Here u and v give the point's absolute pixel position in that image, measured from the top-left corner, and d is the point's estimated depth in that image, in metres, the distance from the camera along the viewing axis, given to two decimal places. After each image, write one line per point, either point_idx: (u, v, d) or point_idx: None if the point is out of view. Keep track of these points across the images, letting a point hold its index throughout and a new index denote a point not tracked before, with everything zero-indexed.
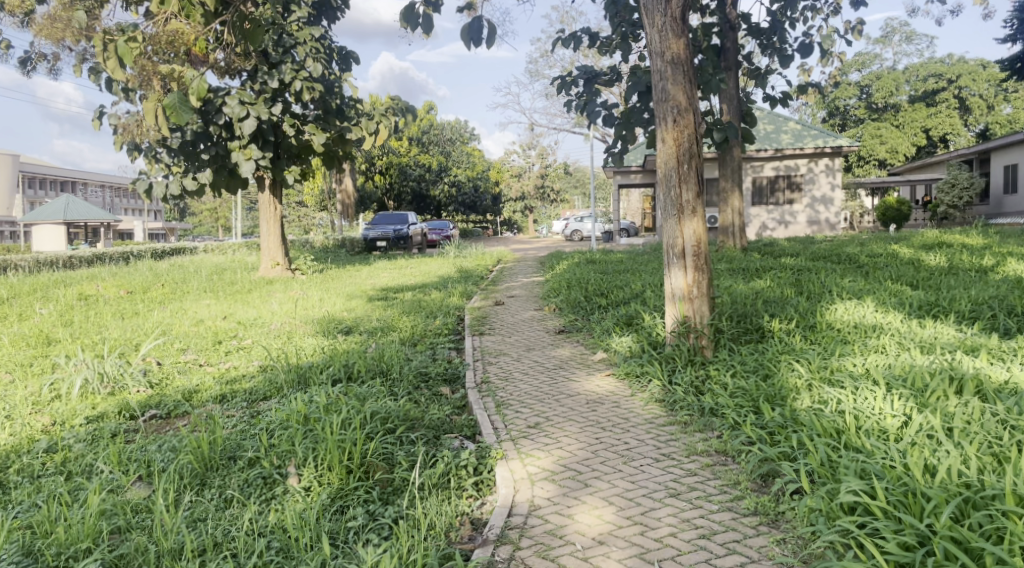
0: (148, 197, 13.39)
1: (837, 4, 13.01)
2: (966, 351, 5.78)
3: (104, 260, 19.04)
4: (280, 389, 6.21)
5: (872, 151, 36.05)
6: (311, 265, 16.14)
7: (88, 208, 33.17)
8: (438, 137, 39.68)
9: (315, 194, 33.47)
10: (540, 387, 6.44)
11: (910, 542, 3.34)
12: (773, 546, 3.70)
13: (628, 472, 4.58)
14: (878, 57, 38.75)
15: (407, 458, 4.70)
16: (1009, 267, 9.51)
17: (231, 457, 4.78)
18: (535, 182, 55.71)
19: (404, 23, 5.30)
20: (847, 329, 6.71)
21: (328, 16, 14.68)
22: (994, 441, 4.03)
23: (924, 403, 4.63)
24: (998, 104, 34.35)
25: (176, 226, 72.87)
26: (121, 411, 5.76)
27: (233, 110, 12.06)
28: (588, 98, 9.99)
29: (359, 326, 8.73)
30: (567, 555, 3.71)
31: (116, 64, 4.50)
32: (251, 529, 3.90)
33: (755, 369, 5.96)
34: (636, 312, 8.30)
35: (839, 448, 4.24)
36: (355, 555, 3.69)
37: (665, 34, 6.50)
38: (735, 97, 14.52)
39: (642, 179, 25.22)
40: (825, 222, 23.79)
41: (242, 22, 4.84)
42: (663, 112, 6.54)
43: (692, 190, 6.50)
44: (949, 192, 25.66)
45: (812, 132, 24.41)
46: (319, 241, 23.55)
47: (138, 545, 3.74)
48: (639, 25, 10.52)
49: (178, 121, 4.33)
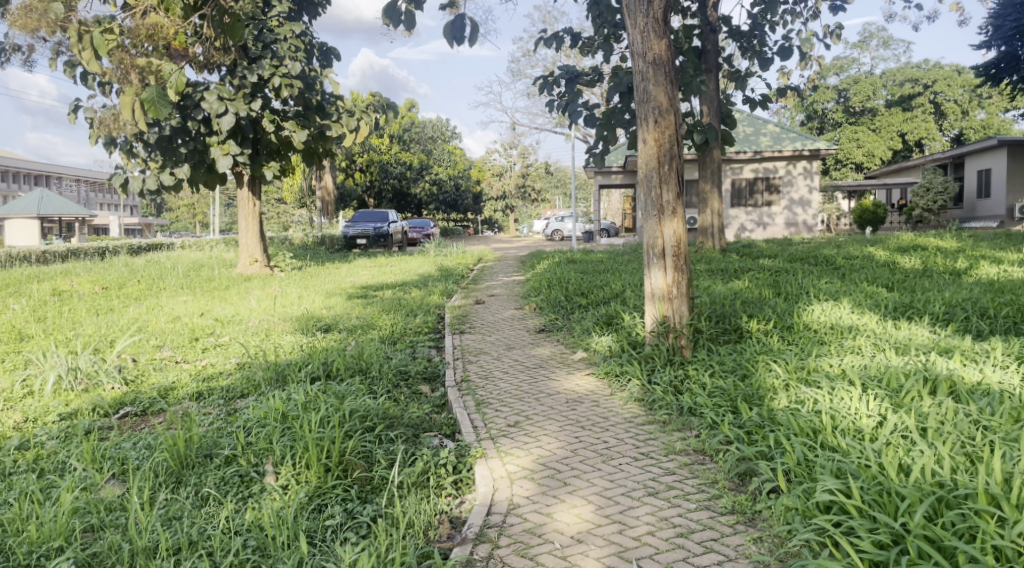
0: (123, 191, 13.17)
1: (816, 9, 13.12)
2: (940, 352, 5.87)
3: (79, 255, 18.74)
4: (258, 387, 6.15)
5: (849, 154, 36.56)
6: (290, 261, 15.99)
7: (62, 203, 32.65)
8: (419, 135, 39.64)
9: (295, 191, 33.27)
10: (520, 386, 6.44)
11: (884, 541, 3.38)
12: (750, 545, 3.73)
13: (606, 471, 4.59)
14: (856, 61, 39.26)
15: (386, 456, 4.67)
16: (983, 270, 9.70)
17: (207, 455, 4.72)
18: (516, 182, 55.16)
19: (387, 20, 5.18)
20: (824, 330, 6.79)
21: (309, 12, 14.58)
22: (966, 442, 4.08)
23: (899, 404, 4.70)
24: (972, 110, 35.15)
25: (152, 224, 72.11)
26: (95, 407, 5.66)
27: (211, 106, 11.92)
28: (570, 98, 9.98)
29: (338, 323, 8.64)
30: (546, 553, 3.72)
31: (91, 55, 4.45)
32: (227, 528, 3.86)
33: (733, 369, 5.99)
34: (615, 311, 8.32)
35: (815, 448, 4.29)
36: (332, 554, 3.66)
37: (646, 34, 6.52)
38: (716, 98, 14.59)
39: (623, 180, 25.42)
40: (802, 224, 24.05)
41: (222, 16, 4.76)
42: (645, 113, 6.57)
43: (672, 191, 6.55)
44: (924, 196, 25.93)
45: (791, 135, 24.67)
46: (299, 238, 23.37)
47: (111, 544, 3.69)
48: (620, 26, 10.48)
49: (155, 116, 4.32)
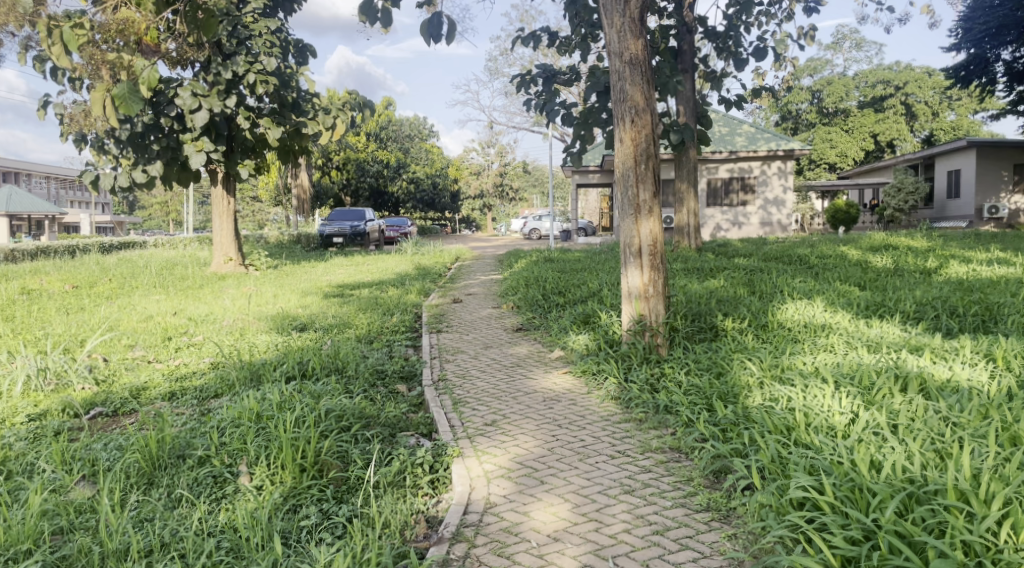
0: (94, 188, 12.96)
1: (790, 10, 13.25)
2: (911, 350, 5.96)
3: (49, 254, 18.43)
4: (232, 386, 6.09)
5: (822, 154, 37.00)
6: (265, 260, 15.84)
7: (32, 200, 32.03)
8: (396, 133, 39.48)
9: (270, 189, 32.97)
10: (497, 385, 6.44)
11: (856, 536, 3.43)
12: (725, 541, 3.76)
13: (583, 469, 4.61)
14: (830, 62, 39.73)
15: (362, 456, 4.65)
16: (951, 269, 9.86)
17: (180, 455, 4.66)
18: (494, 180, 55.16)
19: (364, 16, 5.14)
20: (798, 328, 6.87)
21: (285, 9, 14.46)
22: (936, 438, 4.15)
23: (870, 401, 4.76)
24: (942, 112, 35.76)
25: (124, 222, 71.06)
26: (65, 408, 5.57)
27: (184, 102, 11.79)
28: (547, 97, 10.00)
29: (314, 322, 8.60)
30: (522, 552, 3.72)
31: (61, 50, 4.36)
32: (200, 530, 3.82)
33: (708, 367, 6.03)
34: (592, 309, 8.34)
35: (789, 445, 4.33)
36: (307, 555, 3.63)
37: (623, 34, 6.53)
38: (692, 98, 14.70)
39: (600, 179, 25.52)
40: (777, 223, 24.31)
41: (196, 11, 4.69)
42: (622, 113, 6.59)
43: (649, 190, 6.59)
44: (895, 196, 26.30)
45: (766, 135, 24.92)
46: (274, 236, 23.17)
47: (82, 546, 3.64)
48: (597, 25, 10.52)
49: (127, 113, 4.23)
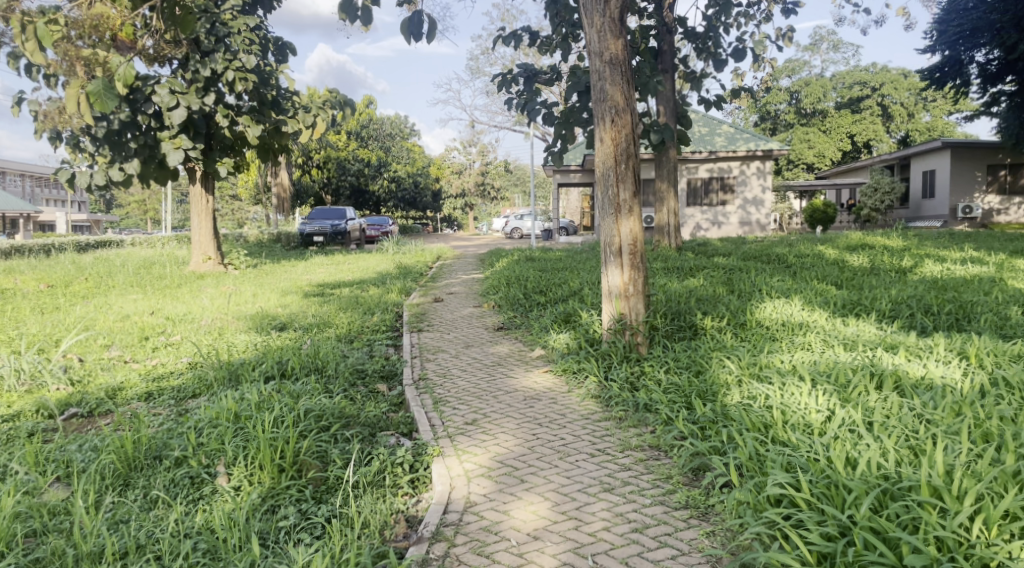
0: (70, 186, 12.80)
1: (769, 11, 13.35)
2: (886, 347, 6.04)
3: (23, 252, 18.16)
4: (210, 386, 6.04)
5: (801, 155, 37.32)
6: (244, 259, 15.72)
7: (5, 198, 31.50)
8: (377, 131, 39.30)
9: (250, 187, 32.69)
10: (478, 384, 6.43)
11: (831, 533, 3.47)
12: (703, 539, 3.79)
13: (563, 467, 4.62)
14: (808, 64, 40.07)
15: (341, 456, 4.63)
16: (926, 268, 9.99)
17: (157, 456, 4.61)
18: (476, 179, 55.07)
19: (343, 15, 5.11)
20: (776, 326, 6.94)
21: (264, 6, 14.34)
22: (910, 434, 4.21)
23: (846, 398, 4.82)
24: (917, 113, 36.19)
25: (101, 221, 70.13)
26: (39, 409, 5.50)
27: (162, 99, 11.68)
28: (528, 96, 10.00)
29: (294, 322, 8.55)
30: (502, 551, 3.72)
31: (35, 46, 4.31)
32: (176, 531, 3.78)
33: (687, 365, 6.07)
34: (573, 308, 8.36)
35: (766, 442, 4.37)
36: (284, 555, 3.62)
37: (603, 34, 6.55)
38: (672, 98, 14.76)
39: (581, 179, 25.57)
40: (756, 223, 24.50)
41: (173, 8, 4.62)
42: (602, 112, 6.61)
43: (629, 189, 6.61)
44: (872, 196, 26.59)
45: (745, 135, 25.10)
46: (253, 235, 22.97)
47: (55, 549, 3.60)
48: (578, 25, 10.53)
49: (102, 109, 4.20)
